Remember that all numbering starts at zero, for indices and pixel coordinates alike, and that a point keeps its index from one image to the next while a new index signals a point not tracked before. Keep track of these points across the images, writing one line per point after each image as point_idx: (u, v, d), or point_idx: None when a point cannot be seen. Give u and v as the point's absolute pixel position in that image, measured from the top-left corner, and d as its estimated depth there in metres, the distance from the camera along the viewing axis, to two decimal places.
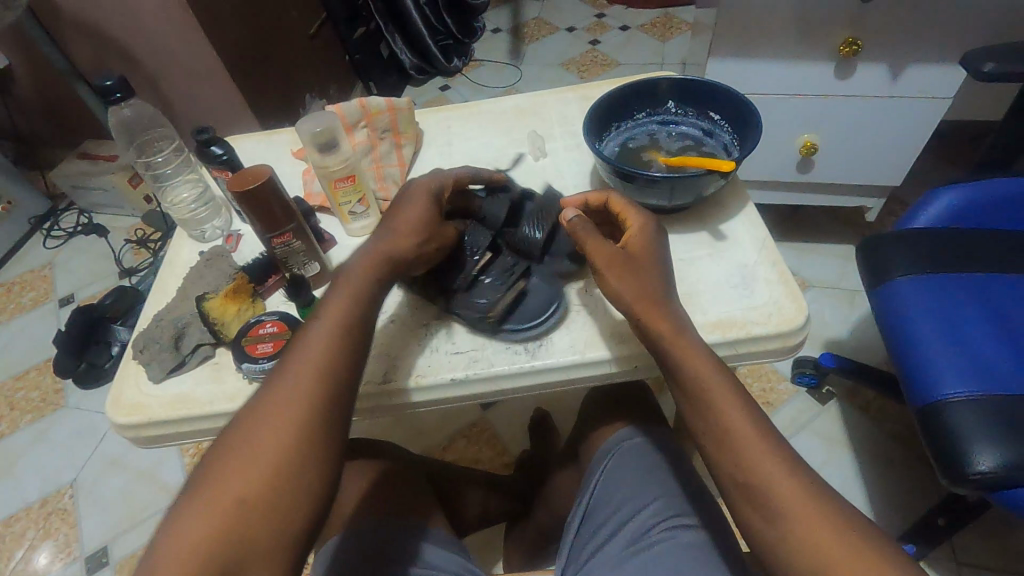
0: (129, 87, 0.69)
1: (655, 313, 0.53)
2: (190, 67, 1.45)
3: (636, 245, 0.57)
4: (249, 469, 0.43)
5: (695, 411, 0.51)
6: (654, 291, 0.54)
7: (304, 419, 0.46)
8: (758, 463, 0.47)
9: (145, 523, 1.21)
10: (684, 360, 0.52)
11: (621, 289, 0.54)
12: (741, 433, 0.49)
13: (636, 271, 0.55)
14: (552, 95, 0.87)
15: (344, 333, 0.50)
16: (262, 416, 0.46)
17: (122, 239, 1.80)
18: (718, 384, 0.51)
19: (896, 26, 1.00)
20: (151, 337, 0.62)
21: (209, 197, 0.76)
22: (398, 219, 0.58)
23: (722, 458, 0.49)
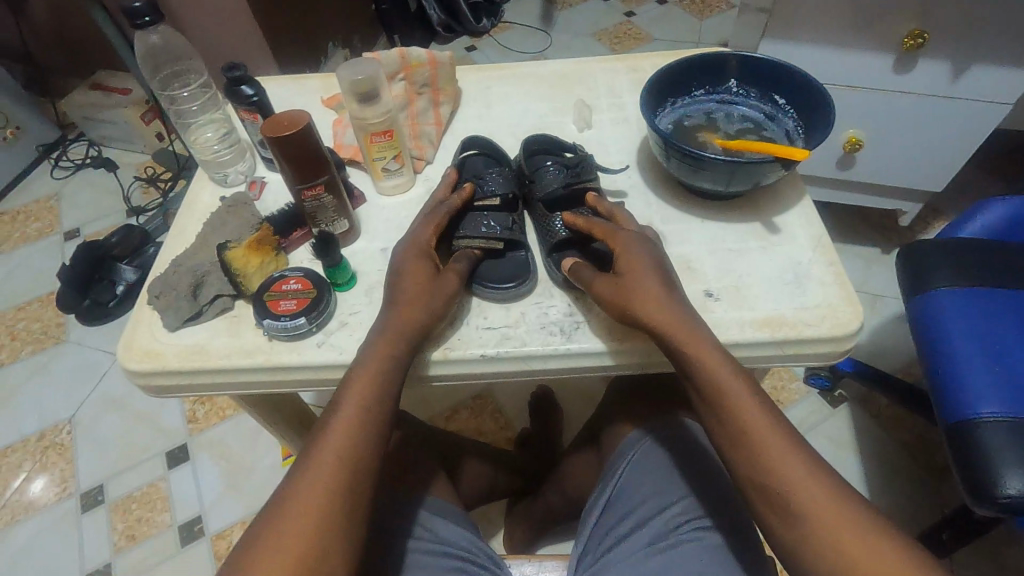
0: (159, 12, 0.63)
1: (672, 322, 0.50)
2: (212, 1, 1.38)
3: (634, 260, 0.54)
4: (314, 493, 0.45)
5: (710, 410, 0.49)
6: (664, 299, 0.51)
7: (347, 460, 0.47)
8: (781, 464, 0.45)
9: (143, 466, 1.20)
10: (694, 355, 0.49)
11: (638, 295, 0.51)
12: (759, 430, 0.47)
13: (645, 277, 0.52)
14: (600, 63, 0.82)
15: (394, 356, 0.52)
16: (316, 458, 0.47)
17: (131, 176, 1.75)
18: (736, 380, 0.48)
19: (967, 21, 0.94)
20: (168, 282, 0.59)
21: (234, 139, 0.71)
22: (402, 259, 0.57)
23: (742, 459, 0.47)
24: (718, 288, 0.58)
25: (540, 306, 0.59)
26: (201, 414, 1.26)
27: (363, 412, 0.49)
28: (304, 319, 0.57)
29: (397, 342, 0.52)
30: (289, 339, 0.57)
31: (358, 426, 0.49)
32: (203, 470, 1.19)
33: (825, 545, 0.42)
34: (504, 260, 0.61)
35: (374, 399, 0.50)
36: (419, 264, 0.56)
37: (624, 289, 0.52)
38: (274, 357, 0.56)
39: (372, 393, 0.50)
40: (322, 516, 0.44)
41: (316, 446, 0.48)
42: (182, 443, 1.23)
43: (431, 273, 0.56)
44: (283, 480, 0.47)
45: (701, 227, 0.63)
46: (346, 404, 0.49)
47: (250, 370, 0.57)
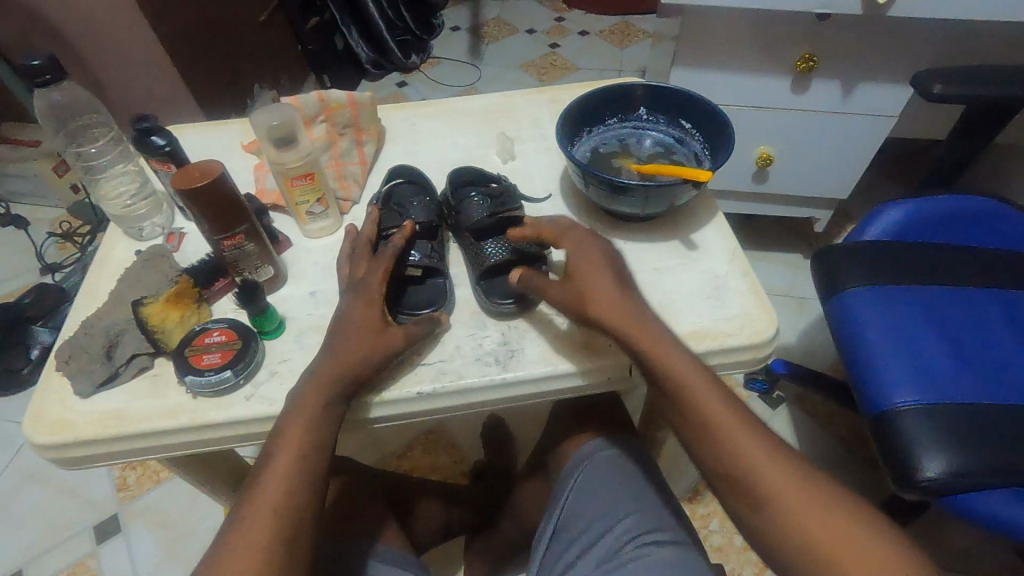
0: (60, 67, 0.61)
1: (622, 321, 0.51)
2: (126, 48, 1.34)
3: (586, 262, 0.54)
4: (247, 554, 0.43)
5: (670, 401, 0.51)
6: (623, 300, 0.52)
7: (280, 521, 0.45)
8: (744, 449, 0.47)
9: (68, 543, 1.11)
10: (650, 355, 0.50)
11: (597, 299, 0.52)
12: (718, 422, 0.48)
13: (598, 279, 0.53)
14: (520, 97, 0.85)
15: (327, 400, 0.50)
16: (249, 519, 0.45)
17: (45, 232, 1.65)
18: (694, 375, 0.50)
19: (849, 44, 1.04)
20: (79, 345, 0.56)
21: (148, 191, 0.69)
22: (352, 309, 0.54)
23: (707, 447, 0.48)
24: (644, 306, 0.61)
25: (475, 337, 0.59)
26: (133, 479, 1.18)
27: (298, 462, 0.47)
28: (230, 372, 0.55)
29: (329, 386, 0.50)
30: (215, 395, 0.55)
31: (293, 479, 0.47)
32: (137, 541, 1.10)
33: (788, 527, 0.44)
34: (420, 286, 0.62)
35: (309, 447, 0.48)
36: (369, 314, 0.54)
37: (582, 293, 0.53)
38: (199, 415, 0.54)
39: (306, 440, 0.48)
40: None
41: (248, 503, 0.46)
42: (113, 514, 1.14)
43: (381, 323, 0.54)
44: (214, 542, 0.45)
45: (624, 248, 0.66)
46: (279, 455, 0.47)
47: (174, 431, 0.54)
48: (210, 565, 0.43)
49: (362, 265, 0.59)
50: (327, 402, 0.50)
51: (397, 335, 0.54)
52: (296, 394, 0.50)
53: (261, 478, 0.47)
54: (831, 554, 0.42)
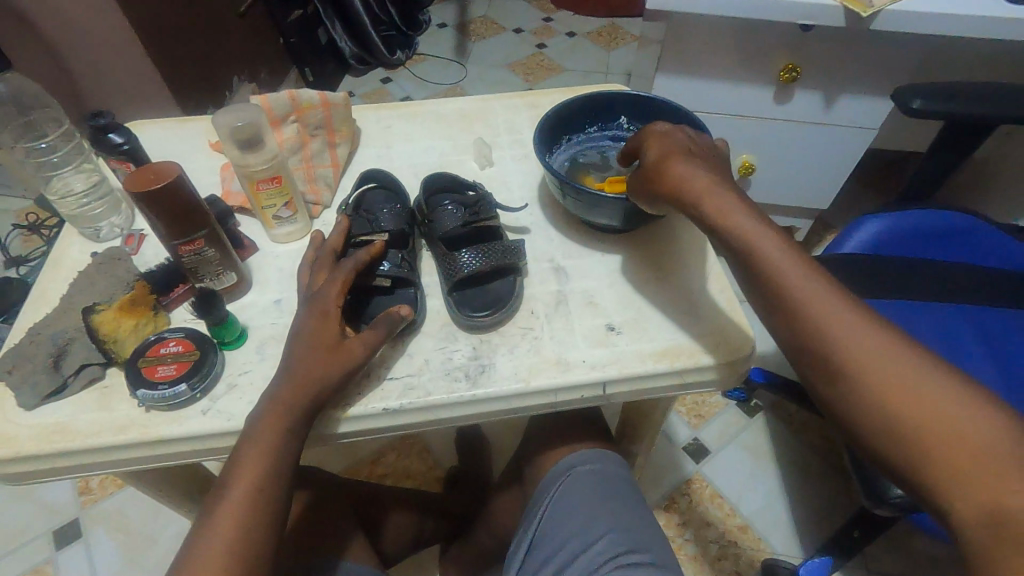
0: None
1: (699, 188, 0.52)
2: (96, 35, 1.29)
3: (669, 153, 0.55)
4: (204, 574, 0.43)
5: (748, 273, 0.48)
6: (713, 185, 0.52)
7: (234, 554, 0.44)
8: (830, 321, 0.44)
9: (25, 550, 1.07)
10: (731, 229, 0.49)
11: (683, 185, 0.53)
12: (802, 294, 0.45)
13: (683, 166, 0.54)
14: (500, 100, 0.83)
15: (287, 427, 0.48)
16: (202, 549, 0.44)
17: (9, 224, 1.59)
18: (781, 251, 0.47)
19: (833, 56, 1.03)
20: (24, 354, 0.53)
21: (107, 190, 0.66)
22: (307, 324, 0.52)
23: (785, 322, 0.46)
24: (620, 321, 0.59)
25: (444, 351, 0.57)
26: (95, 483, 1.14)
27: (255, 493, 0.46)
28: (185, 385, 0.52)
29: (287, 412, 0.48)
30: (168, 409, 0.53)
31: (248, 509, 0.46)
32: (97, 547, 1.07)
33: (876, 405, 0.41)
34: (392, 299, 0.59)
35: (267, 467, 0.47)
36: (326, 328, 0.52)
37: (675, 181, 0.53)
38: (150, 430, 0.51)
39: (265, 461, 0.47)
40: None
41: (209, 520, 0.45)
42: (72, 519, 1.10)
43: (338, 337, 0.52)
44: (177, 559, 0.45)
45: (601, 261, 0.65)
46: (235, 485, 0.46)
47: (123, 446, 0.51)
48: None
49: (323, 274, 0.57)
50: (286, 429, 0.48)
51: (358, 347, 0.52)
52: (254, 418, 0.49)
53: (217, 508, 0.46)
54: (923, 433, 0.39)
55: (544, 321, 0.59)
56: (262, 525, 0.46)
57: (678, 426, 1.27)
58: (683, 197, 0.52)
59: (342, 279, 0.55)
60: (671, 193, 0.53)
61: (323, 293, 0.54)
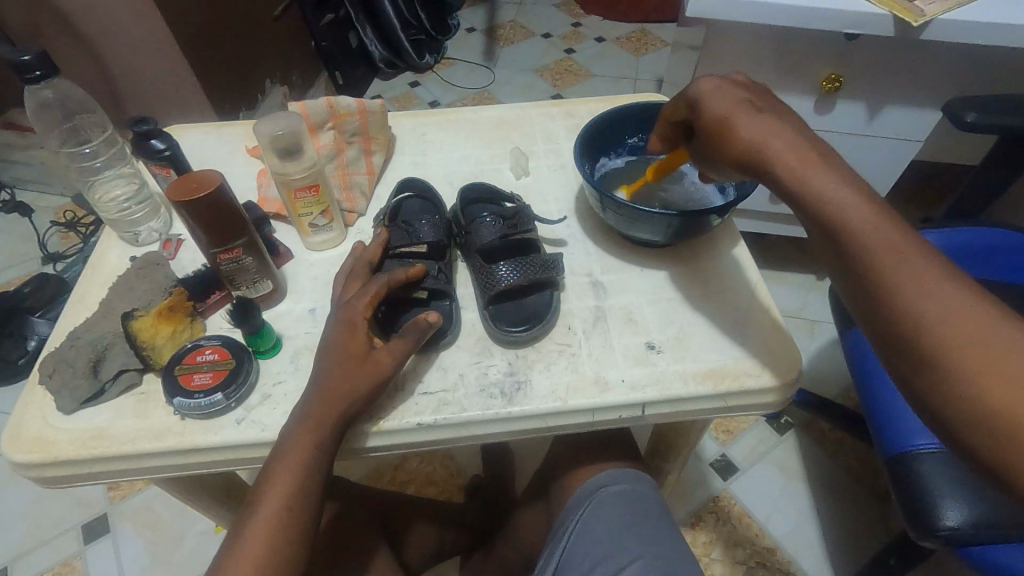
0: (51, 64, 0.58)
1: (781, 145, 0.49)
2: (136, 39, 1.31)
3: (731, 110, 0.52)
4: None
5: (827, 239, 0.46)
6: (790, 142, 0.49)
7: (262, 562, 0.44)
8: (914, 292, 0.41)
9: (55, 542, 1.09)
10: (811, 188, 0.47)
11: (758, 145, 0.50)
12: (895, 273, 0.42)
13: (753, 124, 0.51)
14: (537, 108, 0.82)
15: (321, 441, 0.48)
16: (234, 557, 0.44)
17: (48, 220, 1.64)
18: (874, 223, 0.44)
19: (878, 67, 1.00)
20: (63, 359, 0.53)
21: (147, 195, 0.67)
22: (334, 336, 0.52)
23: (866, 289, 0.44)
24: (660, 340, 0.58)
25: (479, 366, 0.56)
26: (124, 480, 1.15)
27: (284, 509, 0.45)
28: (221, 395, 0.52)
29: (319, 426, 0.48)
30: (204, 418, 0.52)
31: (280, 520, 0.45)
32: (124, 543, 1.08)
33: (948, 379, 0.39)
34: (426, 309, 0.58)
35: (300, 479, 0.46)
36: (356, 336, 0.51)
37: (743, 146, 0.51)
38: (184, 439, 0.51)
39: (297, 476, 0.46)
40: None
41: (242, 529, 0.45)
42: (101, 514, 1.12)
43: (366, 350, 0.51)
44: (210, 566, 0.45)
45: (642, 276, 0.63)
46: (268, 493, 0.46)
47: (159, 454, 0.51)
48: None
49: (357, 285, 0.56)
50: (317, 440, 0.48)
51: (387, 359, 0.51)
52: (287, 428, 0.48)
53: (249, 514, 0.46)
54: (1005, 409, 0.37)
55: (582, 337, 0.58)
56: (296, 542, 0.45)
57: (707, 442, 1.24)
58: (756, 159, 0.50)
59: (374, 293, 0.54)
60: (741, 155, 0.51)
61: (354, 304, 0.53)
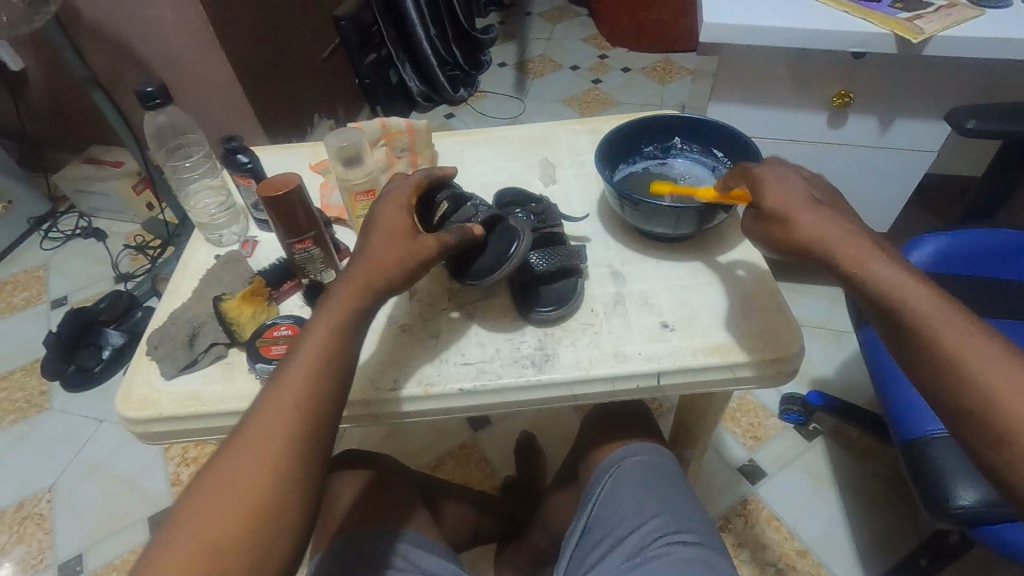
0: (166, 93, 0.77)
1: (836, 236, 0.51)
2: (205, 80, 1.48)
3: (795, 201, 0.54)
4: (256, 452, 0.46)
5: (891, 322, 0.49)
6: (845, 232, 0.51)
7: (295, 414, 0.48)
8: (982, 373, 0.44)
9: (123, 532, 1.19)
10: (870, 282, 0.49)
11: (817, 237, 0.51)
12: (960, 356, 0.45)
13: (816, 216, 0.52)
14: (564, 126, 0.91)
15: (352, 314, 0.54)
16: (268, 411, 0.48)
17: (121, 245, 1.81)
18: (932, 308, 0.47)
19: (885, 82, 1.06)
20: (166, 334, 0.64)
21: (230, 204, 0.78)
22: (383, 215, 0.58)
23: (930, 374, 0.46)
24: (672, 319, 0.65)
25: (512, 342, 0.64)
26: (186, 476, 1.26)
27: (316, 369, 0.51)
28: None
29: (355, 305, 0.54)
30: None
31: (312, 377, 0.50)
32: None
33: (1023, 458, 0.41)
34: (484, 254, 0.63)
35: (332, 347, 0.52)
36: (403, 220, 0.58)
37: (804, 236, 0.52)
38: None
39: (319, 369, 0.51)
40: (268, 479, 0.45)
41: (258, 415, 0.48)
42: (166, 507, 1.22)
43: (412, 231, 0.58)
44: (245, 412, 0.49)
45: (657, 266, 0.70)
46: (300, 359, 0.51)
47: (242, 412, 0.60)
48: (230, 444, 0.47)
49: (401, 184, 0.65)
50: (351, 310, 0.54)
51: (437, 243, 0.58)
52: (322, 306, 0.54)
53: (281, 376, 0.50)
54: None
55: (603, 318, 0.65)
56: (318, 440, 0.49)
57: (734, 446, 1.27)
58: (817, 250, 0.51)
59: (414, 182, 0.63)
60: (801, 246, 0.52)
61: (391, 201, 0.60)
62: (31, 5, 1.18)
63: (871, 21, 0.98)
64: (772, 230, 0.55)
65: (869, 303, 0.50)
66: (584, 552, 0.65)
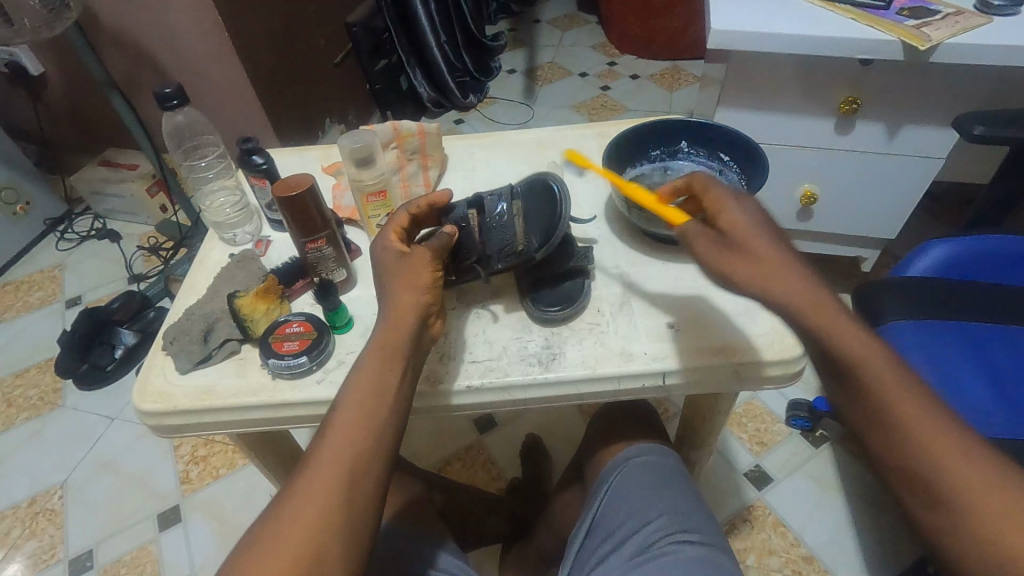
0: (183, 94, 0.80)
1: (793, 281, 0.45)
2: (219, 84, 1.51)
3: (747, 227, 0.48)
4: (311, 499, 0.45)
5: (841, 376, 0.46)
6: (798, 277, 0.46)
7: (348, 458, 0.47)
8: (926, 438, 0.43)
9: (132, 529, 1.20)
10: (837, 335, 0.45)
11: (770, 280, 0.46)
12: (905, 419, 0.44)
13: (774, 254, 0.46)
14: (572, 130, 0.92)
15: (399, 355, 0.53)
16: (323, 456, 0.47)
17: (134, 246, 1.84)
18: (885, 365, 0.45)
19: (892, 89, 1.07)
20: (181, 330, 0.65)
21: (244, 204, 0.80)
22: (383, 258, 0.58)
23: (874, 434, 0.45)
24: (678, 320, 0.65)
25: (519, 341, 0.65)
26: (195, 474, 1.27)
27: (367, 411, 0.50)
28: (305, 358, 0.62)
29: (397, 346, 0.53)
30: (292, 377, 0.63)
31: (363, 420, 0.49)
32: (194, 530, 1.19)
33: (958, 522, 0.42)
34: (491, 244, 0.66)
35: (381, 387, 0.51)
36: (391, 251, 0.59)
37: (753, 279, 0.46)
38: (276, 394, 0.62)
39: (369, 411, 0.50)
40: (324, 526, 0.44)
41: (313, 462, 0.47)
42: (175, 505, 1.23)
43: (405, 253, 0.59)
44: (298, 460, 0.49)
45: (663, 268, 0.71)
46: (349, 402, 0.50)
47: (254, 406, 0.62)
48: (287, 494, 0.46)
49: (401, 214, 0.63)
50: (396, 350, 0.53)
51: (426, 258, 0.58)
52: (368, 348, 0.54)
53: (333, 421, 0.50)
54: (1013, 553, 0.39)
55: (609, 318, 0.66)
56: (371, 483, 0.47)
57: (740, 451, 1.26)
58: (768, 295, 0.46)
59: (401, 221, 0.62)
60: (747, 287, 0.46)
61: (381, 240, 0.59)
62: (53, 10, 1.20)
63: (879, 28, 0.99)
64: (728, 263, 0.48)
65: (824, 357, 0.46)
66: (588, 552, 0.66)
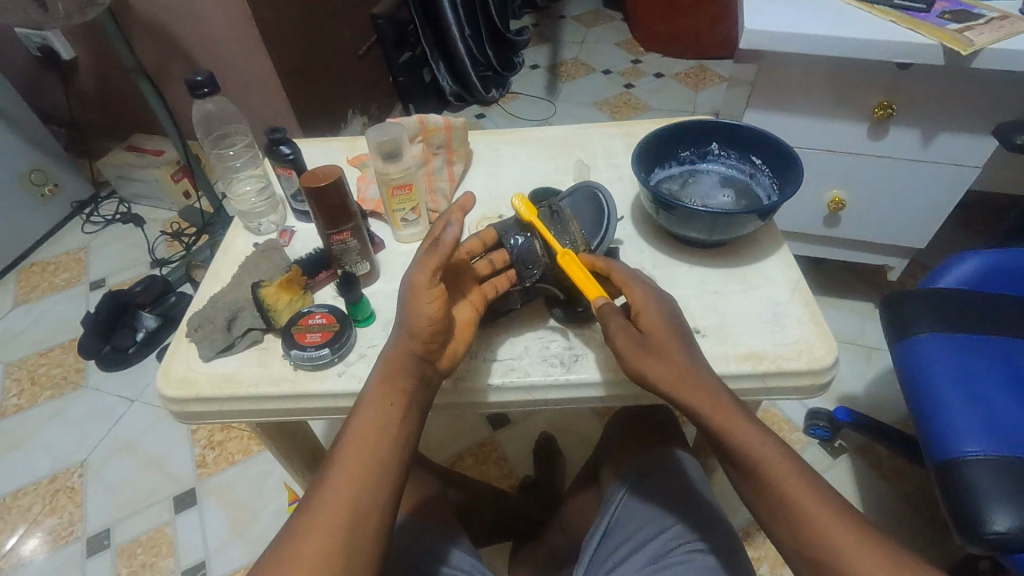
0: (213, 82, 0.80)
1: (686, 382, 0.51)
2: (245, 73, 1.52)
3: (660, 330, 0.54)
4: (311, 547, 0.44)
5: (742, 471, 0.50)
6: (699, 377, 0.52)
7: (350, 504, 0.47)
8: (827, 527, 0.45)
9: (149, 510, 1.22)
10: (734, 433, 0.50)
11: (674, 380, 0.51)
12: (802, 507, 0.47)
13: (683, 358, 0.52)
14: (599, 129, 0.91)
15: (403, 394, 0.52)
16: (325, 502, 0.47)
17: (157, 231, 1.86)
18: (778, 457, 0.49)
19: (929, 94, 1.04)
20: (205, 317, 0.66)
21: (270, 193, 0.80)
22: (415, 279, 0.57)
23: (780, 526, 0.48)
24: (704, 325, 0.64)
25: (542, 341, 0.64)
26: (211, 459, 1.29)
27: (372, 456, 0.49)
28: (327, 350, 0.62)
29: (401, 384, 0.52)
30: (313, 368, 0.63)
31: (366, 463, 0.49)
32: (208, 514, 1.20)
33: None
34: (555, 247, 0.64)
35: (383, 430, 0.50)
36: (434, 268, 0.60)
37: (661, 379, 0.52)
38: (297, 385, 0.62)
39: (373, 455, 0.49)
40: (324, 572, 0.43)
41: (312, 510, 0.47)
42: (190, 488, 1.25)
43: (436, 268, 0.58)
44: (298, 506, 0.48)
45: (690, 271, 0.70)
46: (350, 445, 0.50)
47: (275, 396, 0.62)
48: (288, 541, 0.46)
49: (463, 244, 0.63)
50: (401, 390, 0.52)
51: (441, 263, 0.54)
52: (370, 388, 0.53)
53: (335, 466, 0.49)
54: None
55: None
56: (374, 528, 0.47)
57: None
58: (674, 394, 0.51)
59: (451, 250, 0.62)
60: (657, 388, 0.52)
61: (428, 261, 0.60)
62: None
63: (919, 32, 0.96)
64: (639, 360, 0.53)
65: (728, 453, 0.50)
66: (600, 556, 0.65)
